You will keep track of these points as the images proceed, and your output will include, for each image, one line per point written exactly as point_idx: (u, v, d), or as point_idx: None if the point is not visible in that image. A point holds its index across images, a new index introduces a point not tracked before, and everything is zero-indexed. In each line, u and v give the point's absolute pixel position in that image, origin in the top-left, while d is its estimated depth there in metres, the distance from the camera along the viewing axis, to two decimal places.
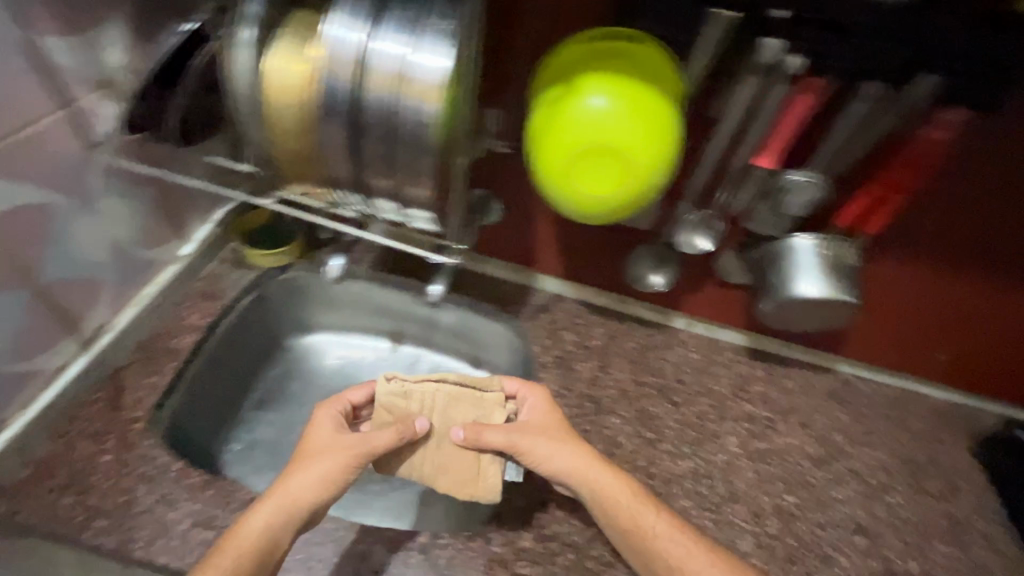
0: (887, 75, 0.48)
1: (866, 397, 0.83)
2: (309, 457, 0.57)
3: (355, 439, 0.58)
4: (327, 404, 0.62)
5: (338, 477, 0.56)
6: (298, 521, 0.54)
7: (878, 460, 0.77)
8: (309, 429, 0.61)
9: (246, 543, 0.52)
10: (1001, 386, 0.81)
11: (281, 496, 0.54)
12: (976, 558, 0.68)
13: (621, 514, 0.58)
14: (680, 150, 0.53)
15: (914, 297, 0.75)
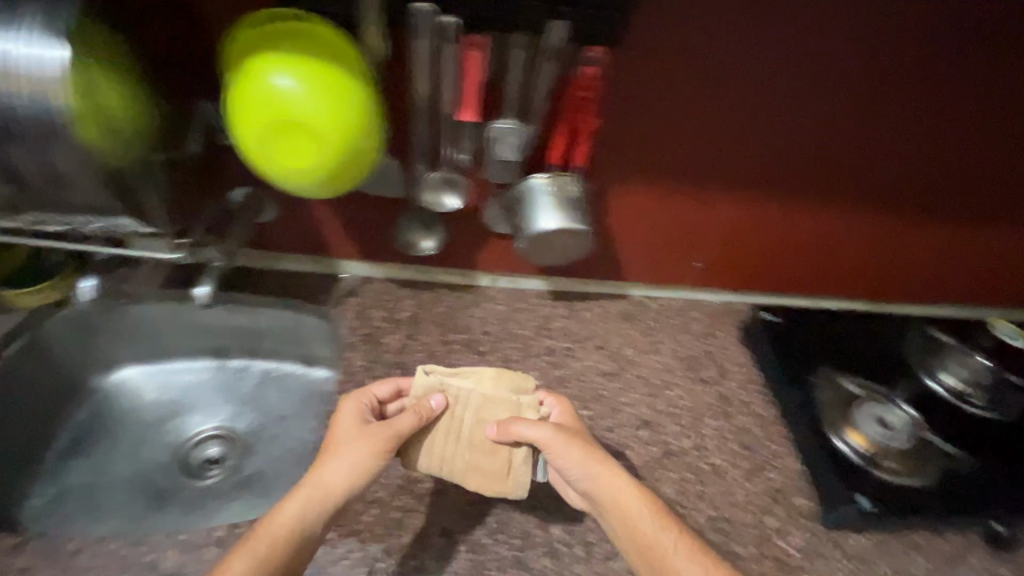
0: (528, 24, 0.57)
1: (655, 313, 0.95)
2: (335, 449, 0.61)
3: (386, 427, 0.62)
4: (343, 401, 0.66)
5: (370, 464, 0.60)
6: (329, 510, 0.58)
7: (661, 362, 0.88)
8: (334, 421, 0.64)
9: (279, 532, 0.55)
10: (749, 280, 0.94)
11: (314, 485, 0.58)
12: (739, 423, 0.81)
13: (640, 528, 0.60)
14: (373, 120, 0.57)
15: (661, 217, 0.84)
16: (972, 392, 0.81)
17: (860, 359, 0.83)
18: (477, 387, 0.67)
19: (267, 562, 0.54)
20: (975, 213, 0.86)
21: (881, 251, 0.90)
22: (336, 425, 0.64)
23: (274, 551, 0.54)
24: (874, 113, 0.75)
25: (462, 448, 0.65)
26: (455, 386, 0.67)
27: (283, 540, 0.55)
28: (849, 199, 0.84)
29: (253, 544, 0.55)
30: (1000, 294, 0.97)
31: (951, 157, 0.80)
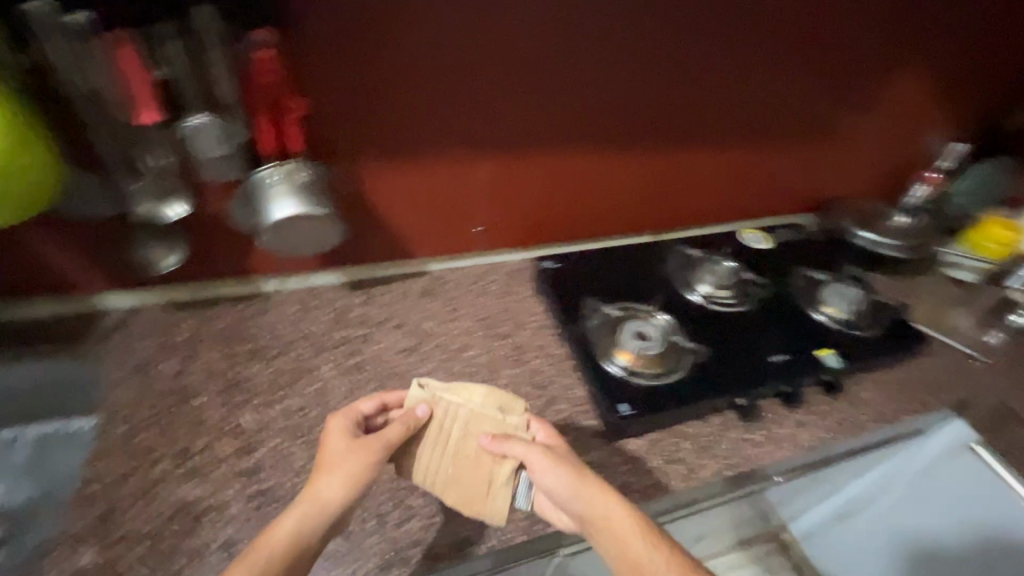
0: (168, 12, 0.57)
1: (454, 282, 0.99)
2: (329, 463, 0.61)
3: (377, 439, 0.62)
4: (333, 415, 0.65)
5: (360, 481, 0.61)
6: (322, 527, 0.58)
7: (459, 328, 0.92)
8: (322, 438, 0.63)
9: (276, 548, 0.56)
10: (532, 233, 1.00)
11: (310, 501, 0.59)
12: (531, 367, 0.87)
13: (621, 539, 0.59)
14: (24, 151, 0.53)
15: (424, 189, 0.85)
16: (717, 292, 0.94)
17: (625, 284, 0.93)
18: (470, 402, 0.66)
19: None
20: (709, 143, 0.97)
21: (641, 188, 0.99)
22: (326, 440, 0.64)
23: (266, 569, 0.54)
24: (592, 66, 0.80)
25: (460, 463, 0.65)
26: (449, 401, 0.66)
27: (277, 558, 0.55)
28: (598, 147, 0.90)
29: (247, 560, 0.54)
30: (747, 207, 1.12)
31: (674, 97, 0.88)
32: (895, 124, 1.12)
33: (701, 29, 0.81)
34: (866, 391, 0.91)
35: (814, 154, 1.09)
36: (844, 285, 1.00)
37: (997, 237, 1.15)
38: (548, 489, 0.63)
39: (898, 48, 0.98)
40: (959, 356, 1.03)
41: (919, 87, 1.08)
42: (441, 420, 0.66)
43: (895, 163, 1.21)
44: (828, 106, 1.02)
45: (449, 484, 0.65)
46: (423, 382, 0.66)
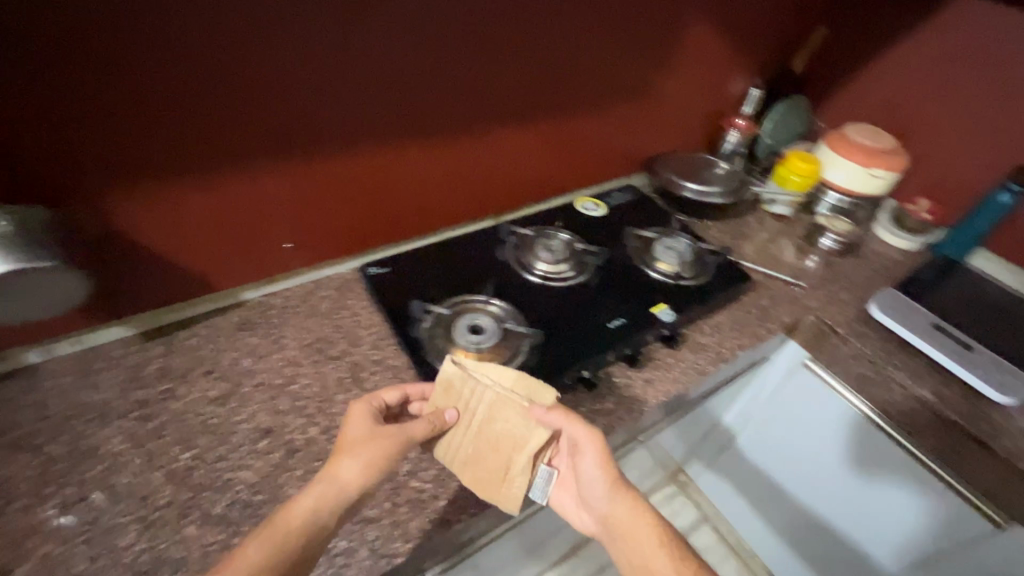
0: None
1: (277, 308, 0.89)
2: (353, 443, 0.60)
3: (400, 429, 0.63)
4: (359, 401, 0.66)
5: (379, 464, 0.60)
6: (344, 506, 0.57)
7: (286, 358, 0.82)
8: (344, 424, 0.63)
9: (295, 524, 0.54)
10: (358, 239, 0.92)
11: (329, 480, 0.58)
12: (370, 386, 0.80)
13: (639, 539, 0.67)
14: None
15: (207, 212, 0.75)
16: (552, 270, 0.93)
17: (457, 278, 0.89)
18: (498, 386, 0.69)
19: (281, 553, 0.53)
20: (524, 119, 0.96)
21: (466, 175, 0.96)
22: (348, 424, 0.63)
23: (286, 545, 0.53)
24: (369, 52, 0.74)
25: (483, 446, 0.68)
26: (478, 386, 0.69)
27: (298, 534, 0.54)
28: (405, 139, 0.85)
29: (268, 534, 0.53)
30: (579, 177, 1.14)
31: (471, 76, 0.85)
32: (695, 76, 1.19)
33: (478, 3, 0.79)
34: (704, 336, 0.95)
35: (630, 116, 1.13)
36: (674, 239, 1.03)
37: (801, 169, 1.25)
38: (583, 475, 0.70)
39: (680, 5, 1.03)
40: (783, 286, 1.12)
41: (708, 41, 1.15)
42: (464, 399, 0.69)
43: (705, 115, 1.29)
44: (630, 68, 1.05)
45: (466, 466, 0.68)
46: (458, 358, 0.69)
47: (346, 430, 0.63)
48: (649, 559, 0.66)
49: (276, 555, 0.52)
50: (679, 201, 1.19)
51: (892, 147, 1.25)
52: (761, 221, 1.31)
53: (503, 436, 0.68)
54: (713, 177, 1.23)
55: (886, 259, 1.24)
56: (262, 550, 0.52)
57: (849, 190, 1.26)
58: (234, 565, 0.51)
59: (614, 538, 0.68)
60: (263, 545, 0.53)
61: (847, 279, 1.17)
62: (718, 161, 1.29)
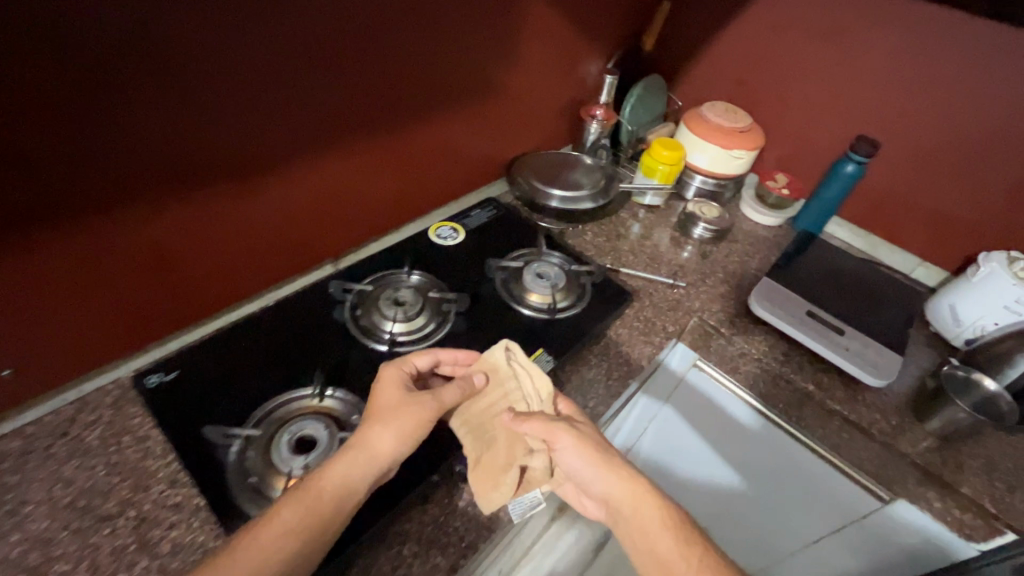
0: None
1: (16, 459, 0.63)
2: (387, 409, 0.61)
3: (428, 401, 0.63)
4: (387, 366, 0.66)
5: (413, 433, 0.61)
6: (381, 468, 0.58)
7: (29, 537, 0.58)
8: (374, 389, 0.64)
9: (335, 485, 0.55)
10: (137, 333, 0.71)
11: (360, 449, 0.58)
12: (167, 549, 0.58)
13: (642, 529, 0.61)
14: None
15: None
16: (406, 328, 0.76)
17: (273, 370, 0.68)
18: (536, 382, 0.70)
19: (316, 515, 0.53)
20: (335, 151, 0.79)
21: (273, 226, 0.78)
22: (378, 392, 0.64)
23: (323, 506, 0.54)
24: (64, 107, 0.51)
25: (495, 429, 0.67)
26: (520, 378, 0.70)
27: (334, 494, 0.55)
28: (166, 205, 0.64)
29: (305, 494, 0.54)
30: (423, 198, 1.00)
31: (246, 115, 0.66)
32: (540, 70, 1.06)
33: (229, 23, 0.58)
34: (593, 371, 0.83)
35: (471, 125, 1.00)
36: (545, 261, 0.92)
37: (666, 157, 1.18)
38: (569, 470, 0.64)
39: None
40: (664, 288, 1.05)
41: (549, 30, 1.02)
42: (505, 386, 0.70)
43: (559, 108, 1.18)
44: (460, 74, 0.90)
45: (469, 438, 0.67)
46: (510, 346, 0.72)
47: (374, 396, 0.63)
48: (651, 538, 0.60)
49: (314, 514, 0.53)
50: (545, 210, 1.08)
51: (747, 125, 1.22)
52: (634, 214, 1.24)
53: (515, 436, 0.66)
54: (580, 178, 1.14)
55: (754, 240, 1.23)
56: (298, 511, 0.53)
57: (711, 172, 1.23)
58: (266, 531, 0.51)
59: (616, 518, 0.63)
60: (298, 506, 0.53)
61: (723, 269, 1.14)
62: (583, 156, 1.20)
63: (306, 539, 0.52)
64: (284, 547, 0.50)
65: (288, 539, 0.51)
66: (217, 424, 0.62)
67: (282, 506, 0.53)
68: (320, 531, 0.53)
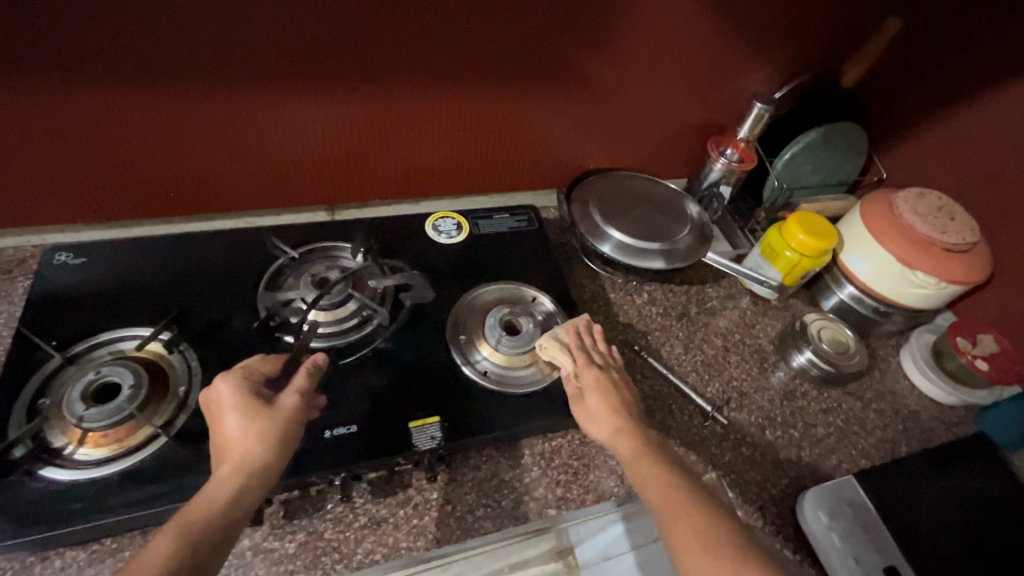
0: None
1: None
2: (240, 412, 0.49)
3: (288, 404, 0.50)
4: (205, 399, 0.51)
5: (288, 433, 0.49)
6: (261, 470, 0.46)
7: None
8: (217, 423, 0.49)
9: (201, 512, 0.42)
10: (101, 207, 0.72)
11: (230, 458, 0.46)
12: None
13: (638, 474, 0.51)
14: None
15: None
16: (315, 316, 0.64)
17: (153, 297, 0.63)
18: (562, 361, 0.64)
19: (191, 544, 0.40)
20: (339, 91, 0.69)
21: (256, 149, 0.73)
22: (222, 413, 0.50)
23: (201, 529, 0.41)
24: None
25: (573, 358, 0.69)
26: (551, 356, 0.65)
27: (214, 514, 0.42)
28: (125, 92, 0.61)
29: (179, 521, 0.41)
30: (453, 179, 0.86)
31: (218, 21, 0.58)
32: (664, 67, 0.79)
33: None
34: (511, 475, 0.65)
35: (536, 113, 0.80)
36: (525, 307, 0.71)
37: (798, 242, 0.81)
38: None
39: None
40: (692, 414, 0.75)
41: (686, 19, 0.74)
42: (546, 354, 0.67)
43: (678, 127, 0.89)
44: (530, 47, 0.71)
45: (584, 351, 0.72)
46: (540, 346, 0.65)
47: (216, 407, 0.50)
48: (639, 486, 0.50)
49: (190, 543, 0.40)
50: (595, 253, 0.84)
51: (965, 243, 0.76)
52: (726, 298, 0.90)
53: None
54: (662, 222, 0.85)
55: (890, 409, 0.81)
56: (170, 540, 0.40)
57: (870, 289, 0.82)
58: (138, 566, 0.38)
59: None
60: (166, 538, 0.40)
61: (805, 423, 0.77)
62: (687, 198, 0.89)
63: (195, 570, 0.39)
64: (176, 574, 0.38)
65: (175, 570, 0.38)
66: (49, 327, 0.58)
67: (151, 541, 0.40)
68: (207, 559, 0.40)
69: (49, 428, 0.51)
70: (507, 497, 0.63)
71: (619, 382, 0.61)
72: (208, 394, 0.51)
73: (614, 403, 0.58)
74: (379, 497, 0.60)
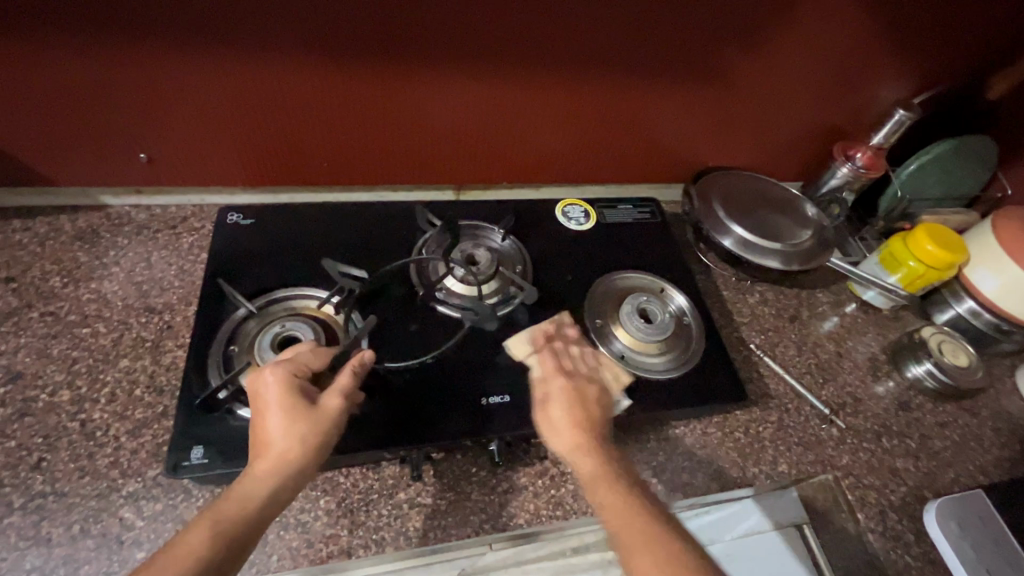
0: None
1: (134, 226, 0.75)
2: (285, 411, 0.48)
3: (331, 406, 0.50)
4: (254, 380, 0.50)
5: (330, 435, 0.49)
6: (298, 474, 0.46)
7: (96, 292, 0.68)
8: (256, 413, 0.48)
9: (242, 505, 0.43)
10: (258, 171, 0.77)
11: (270, 454, 0.46)
12: (166, 362, 0.63)
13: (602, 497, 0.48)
14: None
15: (20, 82, 0.61)
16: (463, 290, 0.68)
17: (316, 261, 0.67)
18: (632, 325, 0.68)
19: (227, 538, 0.40)
20: (492, 75, 0.72)
21: (404, 128, 0.76)
22: (266, 405, 0.49)
23: (237, 527, 0.41)
24: None
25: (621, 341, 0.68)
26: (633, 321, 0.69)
27: (249, 513, 0.42)
28: (306, 62, 0.65)
29: (217, 511, 0.42)
30: (578, 168, 0.88)
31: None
32: (804, 69, 0.79)
33: None
34: (639, 457, 0.67)
35: (669, 108, 0.82)
36: (658, 298, 0.73)
37: (926, 252, 0.80)
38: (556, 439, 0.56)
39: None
40: (809, 415, 0.75)
41: (841, 20, 0.74)
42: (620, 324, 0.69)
43: (805, 131, 0.89)
44: (682, 41, 0.72)
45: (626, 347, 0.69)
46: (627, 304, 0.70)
47: (261, 399, 0.49)
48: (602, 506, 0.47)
49: (223, 539, 0.40)
50: (714, 247, 0.85)
51: None
52: (837, 304, 0.90)
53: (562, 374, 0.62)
54: (785, 224, 0.85)
55: (1006, 428, 0.80)
56: (206, 531, 0.40)
57: (995, 305, 0.82)
58: (172, 557, 0.38)
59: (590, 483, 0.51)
60: (205, 527, 0.40)
61: (921, 435, 0.77)
62: (807, 202, 0.89)
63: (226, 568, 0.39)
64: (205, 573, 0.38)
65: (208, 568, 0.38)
66: (232, 282, 0.63)
67: (188, 528, 0.40)
68: (238, 555, 0.40)
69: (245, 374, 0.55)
70: (636, 477, 0.65)
71: (589, 396, 0.57)
72: (254, 380, 0.50)
73: (580, 413, 0.55)
74: (519, 467, 0.63)
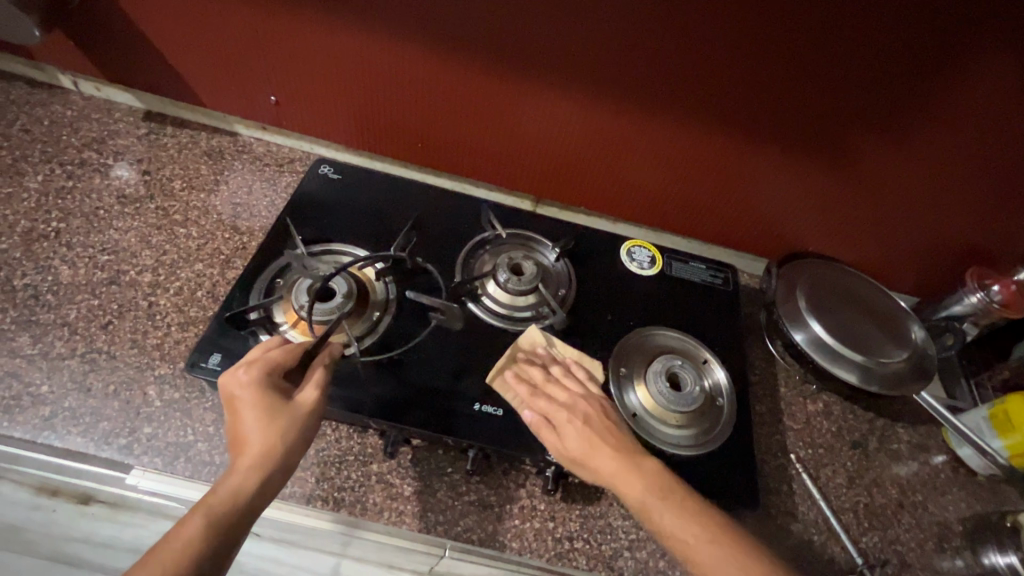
0: None
1: (251, 156, 0.85)
2: (262, 407, 0.48)
3: (309, 397, 0.51)
4: (226, 381, 0.50)
5: (308, 428, 0.50)
6: (282, 465, 0.47)
7: (202, 203, 0.78)
8: (231, 415, 0.48)
9: (230, 498, 0.43)
10: (364, 138, 0.83)
11: (249, 450, 0.46)
12: (228, 276, 0.71)
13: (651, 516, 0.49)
14: None
15: (199, 18, 0.72)
16: (498, 295, 0.69)
17: (377, 230, 0.72)
18: (654, 385, 0.64)
19: (220, 528, 0.41)
20: (592, 102, 0.72)
21: (498, 132, 0.78)
22: (240, 406, 0.49)
23: (226, 513, 0.42)
24: None
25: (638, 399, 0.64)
26: (659, 380, 0.64)
27: (236, 505, 0.43)
28: (425, 52, 0.70)
29: (206, 504, 0.42)
30: (660, 212, 0.84)
31: (523, 14, 0.64)
32: (945, 174, 0.69)
33: None
34: (619, 524, 0.62)
35: (774, 179, 0.75)
36: (695, 367, 0.68)
37: None
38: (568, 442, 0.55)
39: (967, 44, 0.57)
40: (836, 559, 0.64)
41: (1011, 130, 0.63)
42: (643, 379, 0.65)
43: (937, 243, 0.77)
44: (802, 112, 0.67)
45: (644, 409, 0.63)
46: (656, 365, 0.66)
47: (235, 399, 0.49)
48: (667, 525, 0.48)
49: (214, 529, 0.41)
50: (784, 336, 0.77)
51: None
52: (920, 447, 0.76)
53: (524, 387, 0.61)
54: (873, 337, 0.74)
55: None
56: (201, 523, 0.41)
57: None
58: (165, 551, 0.39)
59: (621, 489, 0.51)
60: (197, 521, 0.41)
61: None
62: (914, 318, 0.77)
63: (215, 558, 0.40)
64: (199, 561, 0.39)
65: (202, 559, 0.40)
66: (301, 225, 0.70)
67: (179, 521, 0.41)
68: (227, 545, 0.41)
69: (279, 306, 0.61)
70: (607, 543, 0.60)
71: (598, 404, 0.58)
72: (227, 383, 0.50)
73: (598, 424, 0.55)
74: (492, 484, 0.62)
